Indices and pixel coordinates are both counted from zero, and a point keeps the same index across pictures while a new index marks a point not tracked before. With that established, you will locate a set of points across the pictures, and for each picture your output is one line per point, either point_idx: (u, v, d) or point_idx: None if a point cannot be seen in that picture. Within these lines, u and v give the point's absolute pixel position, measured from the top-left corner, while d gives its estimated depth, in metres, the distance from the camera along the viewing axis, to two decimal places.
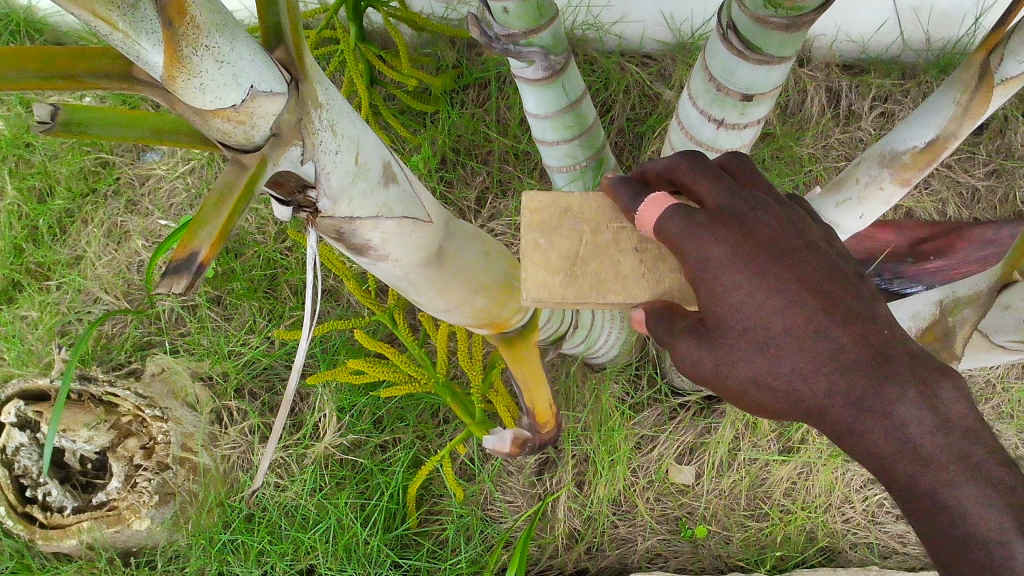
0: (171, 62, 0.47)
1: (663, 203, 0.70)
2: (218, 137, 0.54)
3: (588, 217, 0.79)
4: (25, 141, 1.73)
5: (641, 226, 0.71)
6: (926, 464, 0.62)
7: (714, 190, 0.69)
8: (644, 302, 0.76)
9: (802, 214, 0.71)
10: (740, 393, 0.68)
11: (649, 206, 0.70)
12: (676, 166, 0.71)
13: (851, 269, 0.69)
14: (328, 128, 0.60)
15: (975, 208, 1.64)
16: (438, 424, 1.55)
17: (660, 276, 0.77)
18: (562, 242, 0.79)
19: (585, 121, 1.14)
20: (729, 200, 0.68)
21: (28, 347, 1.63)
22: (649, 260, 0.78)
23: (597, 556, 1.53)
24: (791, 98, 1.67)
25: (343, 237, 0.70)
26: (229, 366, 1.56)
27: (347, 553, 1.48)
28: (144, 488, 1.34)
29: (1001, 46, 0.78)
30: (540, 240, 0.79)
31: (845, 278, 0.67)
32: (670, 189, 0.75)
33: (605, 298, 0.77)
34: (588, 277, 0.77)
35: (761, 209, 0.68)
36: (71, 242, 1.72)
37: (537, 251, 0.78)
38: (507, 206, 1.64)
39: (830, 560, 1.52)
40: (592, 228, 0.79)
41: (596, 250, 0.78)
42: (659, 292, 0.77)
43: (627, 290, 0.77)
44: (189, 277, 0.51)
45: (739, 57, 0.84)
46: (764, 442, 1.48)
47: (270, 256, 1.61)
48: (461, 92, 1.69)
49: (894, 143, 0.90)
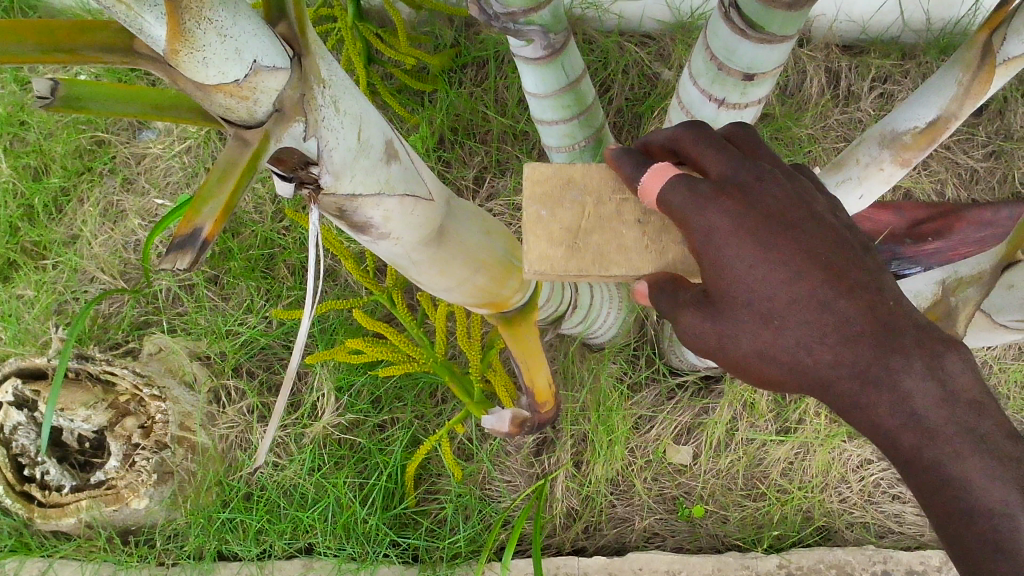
0: (173, 36, 0.45)
1: (666, 174, 0.69)
2: (220, 112, 0.53)
3: (590, 189, 0.79)
4: (19, 120, 1.72)
5: (645, 197, 0.70)
6: (931, 436, 0.62)
7: (719, 162, 0.69)
8: (649, 274, 0.76)
9: (808, 186, 0.70)
10: (743, 366, 0.68)
11: (651, 176, 0.69)
12: (680, 136, 0.71)
13: (857, 242, 0.68)
14: (331, 104, 0.59)
15: (973, 189, 1.64)
16: (437, 404, 1.55)
17: (663, 249, 0.77)
18: (564, 214, 0.78)
19: (585, 100, 1.13)
20: (735, 172, 0.68)
21: (25, 326, 1.63)
22: (652, 232, 0.77)
23: (594, 536, 1.52)
24: (790, 79, 1.66)
25: (344, 215, 0.70)
26: (227, 346, 1.56)
27: (346, 532, 1.49)
28: (143, 467, 1.36)
29: (1003, 26, 0.76)
30: (541, 212, 0.78)
31: (851, 250, 0.67)
32: (672, 161, 0.74)
33: (607, 271, 0.76)
34: (590, 250, 0.77)
35: (766, 181, 0.67)
36: (68, 221, 1.71)
37: (539, 223, 0.78)
38: (506, 185, 1.64)
39: (826, 539, 1.52)
40: (594, 201, 0.78)
41: (598, 223, 0.78)
42: (662, 265, 0.77)
43: (630, 263, 0.76)
44: (193, 253, 0.50)
45: (740, 35, 0.83)
46: (761, 423, 1.51)
47: (268, 235, 1.61)
48: (460, 71, 1.68)
49: (895, 124, 0.89)
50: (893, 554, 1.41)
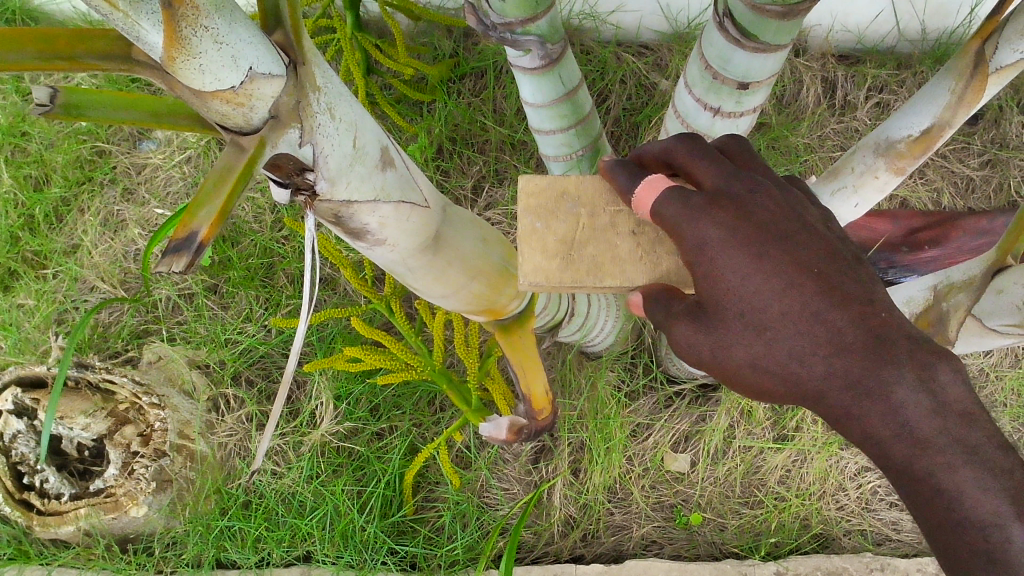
0: (170, 43, 0.46)
1: (659, 186, 0.70)
2: (217, 118, 0.54)
3: (584, 200, 0.80)
4: (20, 130, 1.73)
5: (639, 208, 0.71)
6: (924, 446, 0.62)
7: (712, 173, 0.70)
8: (644, 285, 0.76)
9: (800, 197, 0.71)
10: (737, 377, 0.69)
11: (644, 187, 0.70)
12: (673, 148, 0.72)
13: (850, 253, 0.69)
14: (326, 111, 0.60)
15: (969, 198, 1.65)
16: (434, 412, 1.56)
17: (658, 260, 0.78)
18: (559, 225, 0.79)
19: (582, 110, 1.14)
20: (728, 183, 0.69)
21: (25, 335, 1.63)
22: (647, 244, 0.78)
23: (592, 543, 1.52)
24: (786, 88, 1.68)
25: (341, 222, 0.70)
26: (226, 354, 1.57)
27: (344, 539, 1.49)
28: (141, 475, 1.35)
29: (996, 35, 0.77)
30: (536, 223, 0.79)
31: (843, 260, 0.67)
32: (666, 173, 0.75)
33: (602, 282, 0.77)
34: (585, 260, 0.78)
35: (759, 191, 0.68)
36: (68, 231, 1.72)
37: (534, 234, 0.79)
38: (503, 195, 1.65)
39: (822, 546, 1.52)
40: (589, 212, 0.79)
41: (592, 234, 0.79)
42: (656, 275, 0.77)
43: (624, 274, 0.77)
44: (189, 256, 0.50)
45: (735, 44, 0.84)
46: (758, 431, 1.51)
47: (267, 245, 1.62)
48: (458, 82, 1.70)
49: (890, 132, 0.90)
50: (890, 561, 1.41)
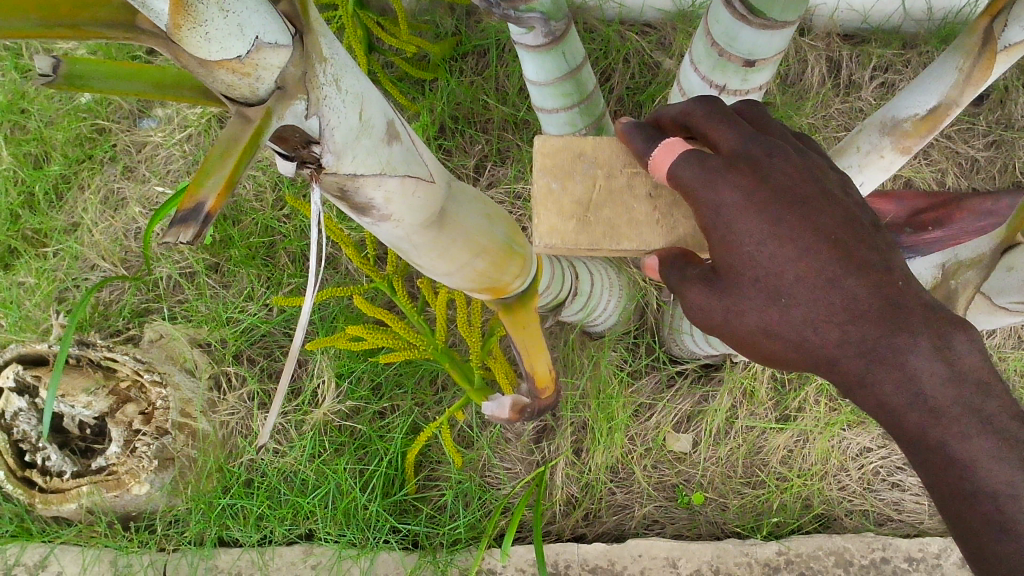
0: (176, 10, 0.45)
1: (677, 148, 0.69)
2: (222, 89, 0.52)
3: (601, 161, 0.79)
4: (19, 107, 1.72)
5: (656, 170, 0.71)
6: (938, 416, 0.61)
7: (731, 137, 0.69)
8: (660, 248, 0.77)
9: (820, 162, 0.70)
10: (750, 343, 0.68)
11: (662, 150, 0.70)
12: (692, 112, 0.71)
13: (869, 220, 0.69)
14: (333, 83, 0.60)
15: (974, 178, 1.64)
16: (436, 392, 1.56)
17: (675, 224, 0.78)
18: (575, 186, 0.79)
19: (586, 88, 1.13)
20: (747, 148, 0.68)
21: (26, 313, 1.63)
22: (664, 206, 0.78)
23: (594, 523, 1.52)
24: (791, 68, 1.66)
25: (346, 197, 0.70)
26: (228, 333, 1.56)
27: (347, 518, 1.49)
28: (143, 453, 1.35)
29: (1005, 12, 0.76)
30: (552, 185, 0.79)
31: (862, 229, 0.67)
32: (684, 135, 0.74)
33: (618, 244, 0.77)
34: (602, 222, 0.78)
35: (778, 155, 0.68)
36: (68, 209, 1.71)
37: (550, 196, 0.79)
38: (506, 174, 1.64)
39: (824, 526, 1.52)
40: (606, 173, 0.79)
41: (609, 195, 0.79)
42: (673, 239, 0.78)
43: (640, 237, 0.78)
44: (196, 226, 0.49)
45: (741, 20, 0.83)
46: (760, 411, 1.52)
47: (268, 223, 1.61)
48: (460, 60, 1.68)
49: (897, 111, 0.89)
50: (892, 541, 1.41)
